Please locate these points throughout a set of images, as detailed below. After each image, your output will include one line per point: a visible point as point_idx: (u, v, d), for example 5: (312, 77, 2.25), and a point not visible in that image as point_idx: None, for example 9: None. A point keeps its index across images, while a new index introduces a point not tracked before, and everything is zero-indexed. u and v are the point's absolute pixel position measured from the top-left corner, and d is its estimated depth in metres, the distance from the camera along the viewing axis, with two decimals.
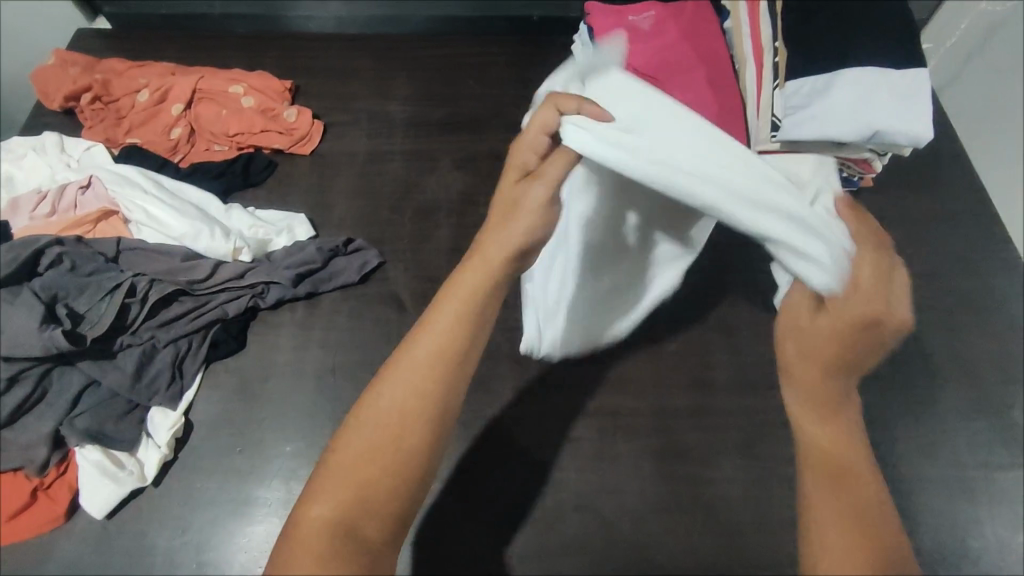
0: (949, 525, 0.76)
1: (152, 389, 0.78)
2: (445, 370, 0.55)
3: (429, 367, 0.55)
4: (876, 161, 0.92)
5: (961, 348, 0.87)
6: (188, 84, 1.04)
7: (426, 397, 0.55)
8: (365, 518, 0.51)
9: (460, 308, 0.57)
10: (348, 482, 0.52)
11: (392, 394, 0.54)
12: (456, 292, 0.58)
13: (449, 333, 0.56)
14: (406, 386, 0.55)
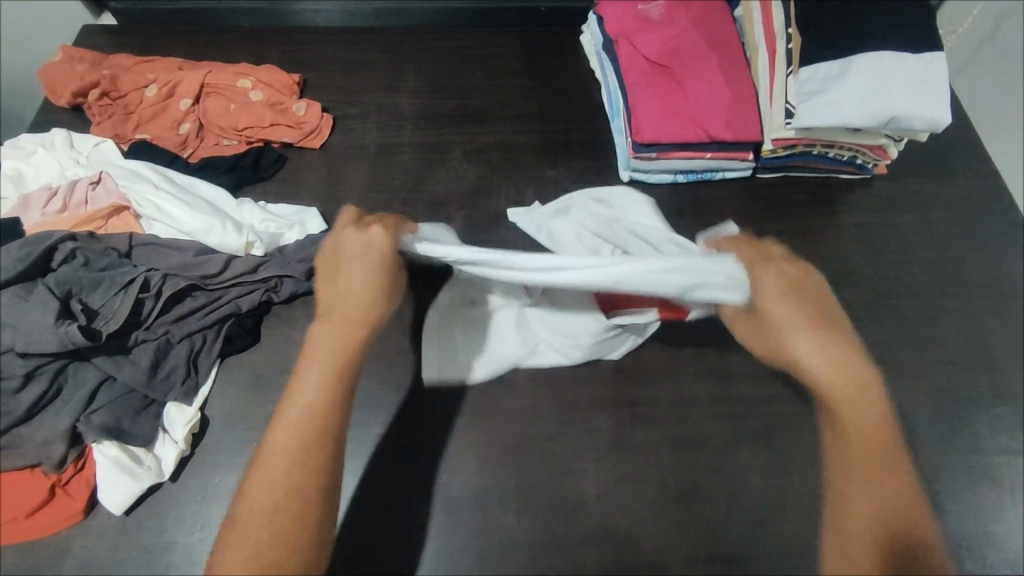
0: (971, 511, 0.76)
1: (168, 384, 0.78)
2: (308, 436, 0.60)
3: (299, 422, 0.61)
4: (891, 147, 0.91)
5: (979, 334, 0.87)
6: (197, 79, 1.04)
7: (300, 448, 0.60)
8: (272, 557, 0.56)
9: (322, 374, 0.63)
10: (258, 527, 0.57)
11: (273, 455, 0.60)
12: (307, 366, 0.63)
13: (312, 393, 0.62)
14: (282, 444, 0.60)
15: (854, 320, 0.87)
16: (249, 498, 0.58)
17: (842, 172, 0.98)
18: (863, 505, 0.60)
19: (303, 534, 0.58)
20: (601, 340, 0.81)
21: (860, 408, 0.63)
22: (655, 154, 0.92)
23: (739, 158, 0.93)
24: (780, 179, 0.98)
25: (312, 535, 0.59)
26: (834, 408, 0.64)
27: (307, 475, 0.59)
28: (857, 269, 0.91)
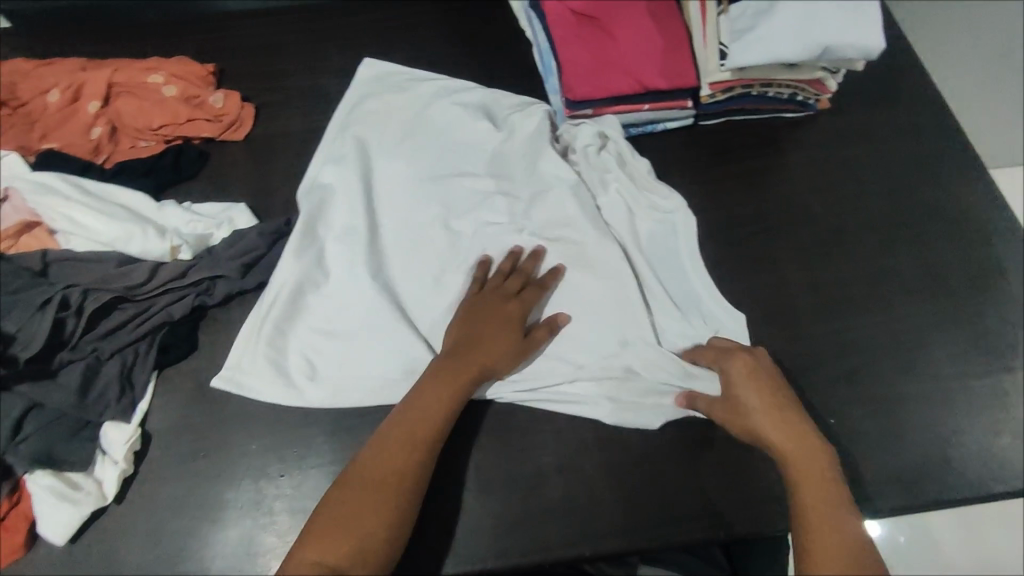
0: (931, 439, 0.76)
1: (102, 404, 0.73)
2: (437, 421, 0.68)
3: (453, 387, 0.69)
4: (829, 79, 0.90)
5: (931, 261, 0.86)
6: (103, 79, 0.97)
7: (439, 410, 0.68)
8: (391, 493, 0.63)
9: (483, 364, 0.71)
10: (386, 459, 0.65)
11: (417, 403, 0.68)
12: (479, 354, 0.71)
13: (465, 376, 0.70)
14: (439, 396, 0.68)
15: (806, 261, 0.86)
16: (388, 446, 0.65)
17: (786, 111, 0.95)
18: None
19: (390, 514, 0.62)
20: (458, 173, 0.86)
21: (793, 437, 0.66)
22: (590, 110, 0.89)
23: (678, 107, 0.90)
24: (723, 125, 0.95)
25: (415, 511, 0.64)
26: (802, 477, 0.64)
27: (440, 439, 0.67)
28: (807, 209, 0.90)
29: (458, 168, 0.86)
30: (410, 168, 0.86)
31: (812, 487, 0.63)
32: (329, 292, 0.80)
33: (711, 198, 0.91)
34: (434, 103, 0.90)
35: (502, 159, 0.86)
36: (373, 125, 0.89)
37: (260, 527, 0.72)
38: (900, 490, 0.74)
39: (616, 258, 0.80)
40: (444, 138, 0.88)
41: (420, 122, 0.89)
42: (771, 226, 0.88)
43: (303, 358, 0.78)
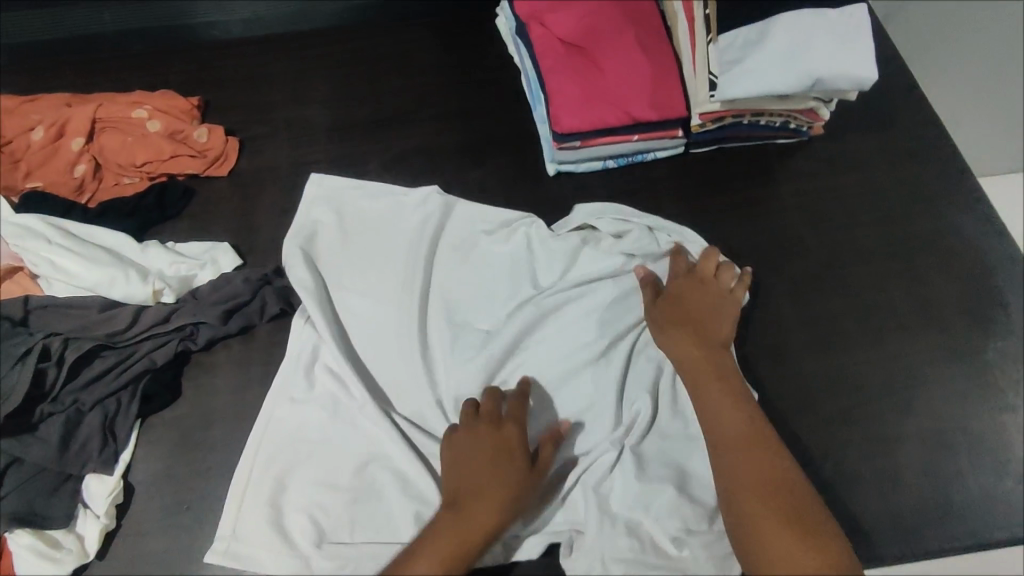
0: (929, 483, 0.74)
1: (84, 456, 0.73)
2: None
3: (448, 557, 0.63)
4: (821, 108, 0.87)
5: (928, 295, 0.84)
6: (86, 115, 0.96)
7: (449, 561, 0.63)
8: None
9: (489, 522, 0.65)
10: None
11: (430, 560, 0.63)
12: (479, 510, 0.65)
13: (463, 545, 0.64)
14: (449, 531, 0.64)
15: (799, 296, 0.84)
16: None
17: (779, 138, 0.93)
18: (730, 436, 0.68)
19: None
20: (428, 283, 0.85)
21: (698, 341, 0.74)
22: (578, 142, 0.87)
23: (668, 137, 0.88)
24: (714, 153, 0.93)
25: None
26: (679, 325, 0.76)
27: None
28: (801, 240, 0.88)
29: (428, 279, 0.85)
30: (380, 286, 0.85)
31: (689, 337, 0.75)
32: (312, 434, 0.77)
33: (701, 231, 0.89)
34: (409, 221, 0.89)
35: (492, 275, 0.85)
36: (333, 251, 0.87)
37: None
38: (898, 537, 0.72)
39: (618, 378, 0.78)
40: (425, 257, 0.86)
41: (390, 245, 0.87)
42: (763, 259, 0.87)
43: (306, 516, 0.73)
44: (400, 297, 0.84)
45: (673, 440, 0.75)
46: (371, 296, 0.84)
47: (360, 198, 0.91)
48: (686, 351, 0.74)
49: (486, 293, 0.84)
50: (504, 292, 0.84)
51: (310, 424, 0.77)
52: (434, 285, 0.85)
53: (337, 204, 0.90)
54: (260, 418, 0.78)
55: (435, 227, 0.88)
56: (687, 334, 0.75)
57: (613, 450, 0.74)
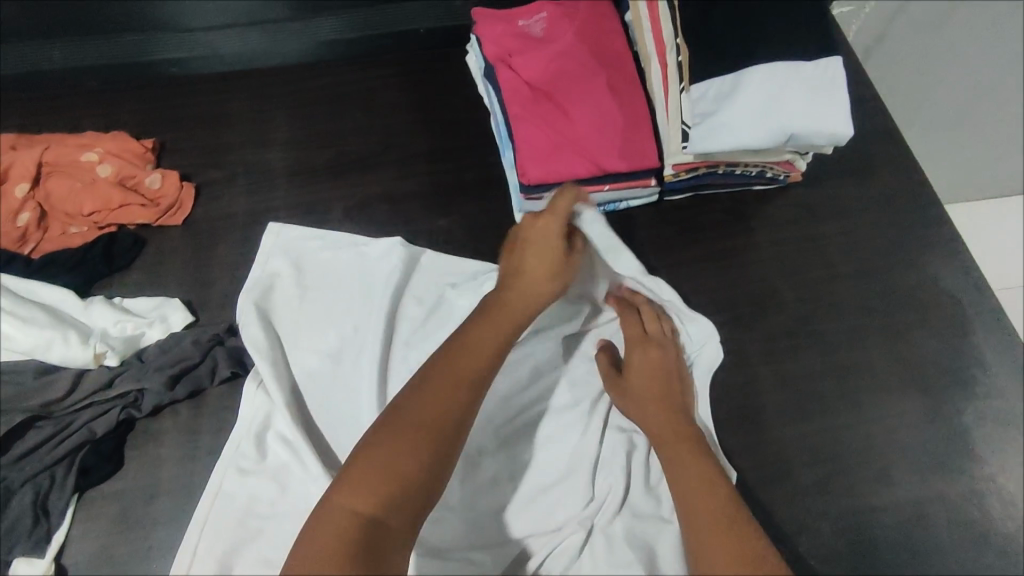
0: (910, 557, 0.71)
1: (13, 538, 0.68)
2: (445, 387, 0.60)
3: (472, 361, 0.62)
4: (798, 159, 0.84)
5: (908, 353, 0.81)
6: (31, 160, 0.91)
7: (468, 382, 0.61)
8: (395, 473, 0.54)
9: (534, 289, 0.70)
10: (401, 440, 0.56)
11: (452, 365, 0.61)
12: (530, 280, 0.71)
13: (489, 344, 0.65)
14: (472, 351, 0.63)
15: (776, 352, 0.81)
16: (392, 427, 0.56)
17: (755, 185, 0.90)
18: (693, 480, 0.64)
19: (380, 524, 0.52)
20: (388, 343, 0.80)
21: (660, 412, 0.72)
22: (547, 192, 0.84)
23: (641, 186, 0.85)
24: (689, 201, 0.91)
25: (406, 521, 0.54)
26: (638, 376, 0.74)
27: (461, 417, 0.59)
28: (778, 294, 0.85)
29: (388, 337, 0.81)
30: (338, 345, 0.81)
31: (649, 396, 0.73)
32: (262, 514, 0.72)
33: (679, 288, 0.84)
34: (374, 278, 0.84)
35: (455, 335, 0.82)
36: (291, 307, 0.82)
37: None
38: None
39: (592, 452, 0.74)
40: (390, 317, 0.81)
41: (352, 304, 0.83)
42: (740, 314, 0.83)
43: None
44: (358, 358, 0.80)
45: (645, 520, 0.71)
46: (328, 358, 0.80)
47: (323, 249, 0.86)
48: (647, 406, 0.72)
49: None
50: None
51: (260, 499, 0.73)
52: (398, 349, 0.81)
53: (294, 255, 0.85)
54: (205, 497, 0.72)
55: (396, 282, 0.83)
56: (650, 401, 0.73)
57: (582, 530, 0.70)
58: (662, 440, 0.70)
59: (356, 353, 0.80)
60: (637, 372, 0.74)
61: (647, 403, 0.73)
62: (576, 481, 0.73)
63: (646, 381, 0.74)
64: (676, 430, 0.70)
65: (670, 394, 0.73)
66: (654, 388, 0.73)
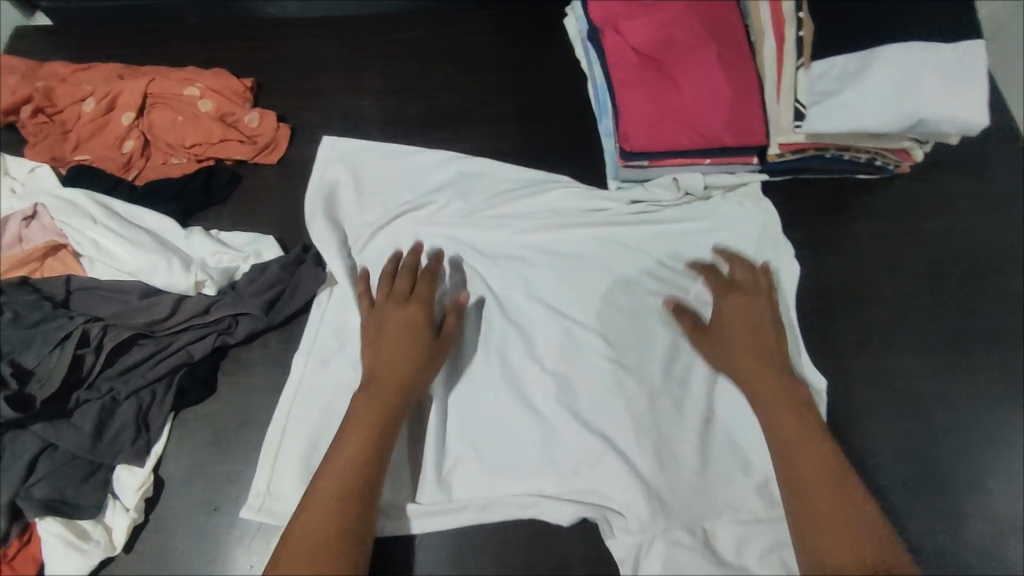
0: (990, 563, 0.70)
1: (116, 446, 0.71)
2: (355, 449, 0.66)
3: (379, 408, 0.68)
4: (916, 149, 0.80)
5: (1006, 359, 0.78)
6: (138, 90, 0.94)
7: (385, 408, 0.68)
8: (328, 524, 0.61)
9: (402, 344, 0.71)
10: (331, 494, 0.63)
11: (369, 401, 0.68)
12: (387, 369, 0.70)
13: (383, 402, 0.68)
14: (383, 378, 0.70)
15: (867, 343, 0.79)
16: (323, 487, 0.64)
17: (859, 173, 0.87)
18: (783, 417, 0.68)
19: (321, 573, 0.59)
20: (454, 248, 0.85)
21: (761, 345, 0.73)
22: (647, 162, 0.83)
23: (742, 163, 0.84)
24: (788, 184, 0.88)
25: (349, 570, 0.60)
26: (732, 317, 0.75)
27: (374, 463, 0.66)
28: (873, 285, 0.82)
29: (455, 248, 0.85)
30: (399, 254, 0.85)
31: (743, 332, 0.74)
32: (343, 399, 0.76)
33: (756, 228, 0.84)
34: (429, 191, 0.90)
35: (522, 240, 0.85)
36: (355, 213, 0.88)
37: None
38: None
39: (651, 362, 0.79)
40: (453, 232, 0.86)
41: (403, 211, 0.88)
42: (832, 302, 0.82)
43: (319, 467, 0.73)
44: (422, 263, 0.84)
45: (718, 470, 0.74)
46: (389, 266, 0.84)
47: (378, 160, 0.92)
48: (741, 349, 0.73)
49: (511, 254, 0.85)
50: (533, 257, 0.85)
51: (344, 380, 0.77)
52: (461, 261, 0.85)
53: (357, 166, 0.91)
54: (291, 381, 0.78)
55: (468, 195, 0.89)
56: (740, 350, 0.73)
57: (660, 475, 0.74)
58: (755, 385, 0.71)
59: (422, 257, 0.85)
60: (729, 315, 0.75)
61: (740, 349, 0.73)
62: (644, 422, 0.75)
63: (739, 322, 0.75)
64: (762, 366, 0.72)
65: (764, 331, 0.74)
66: (749, 331, 0.74)
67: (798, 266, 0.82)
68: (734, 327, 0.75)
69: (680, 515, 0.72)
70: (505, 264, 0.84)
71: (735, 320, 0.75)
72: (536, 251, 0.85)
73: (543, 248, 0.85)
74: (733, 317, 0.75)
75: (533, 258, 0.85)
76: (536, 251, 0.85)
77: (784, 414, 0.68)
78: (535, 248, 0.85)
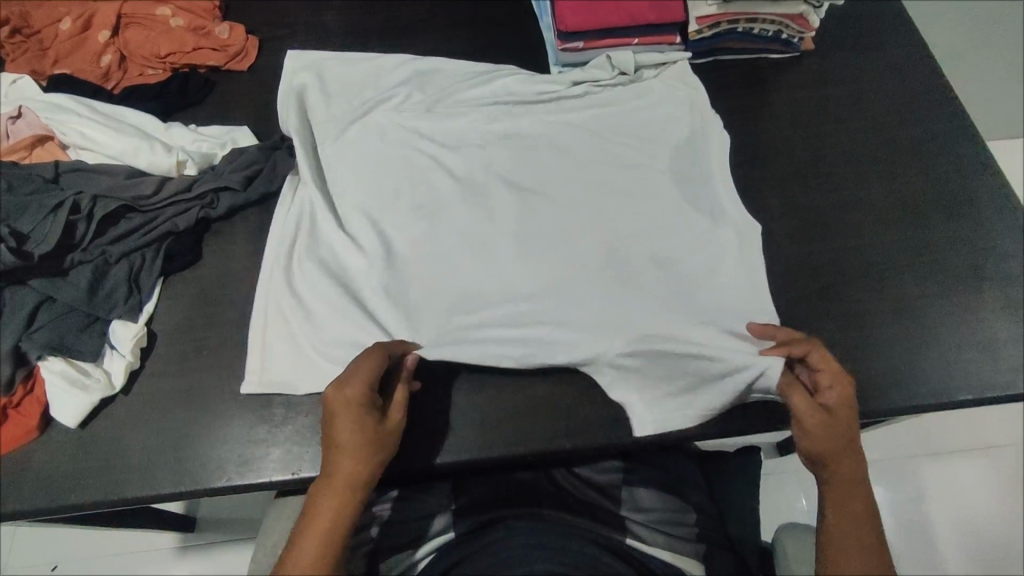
0: (900, 350, 0.80)
1: (111, 302, 0.77)
2: (328, 540, 0.64)
3: (343, 498, 0.65)
4: (812, 15, 0.94)
5: (903, 191, 0.89)
6: (112, 9, 1.00)
7: (343, 512, 0.65)
8: None
9: (362, 463, 0.65)
10: None
11: (329, 493, 0.65)
12: (343, 462, 0.65)
13: (343, 490, 0.65)
14: (333, 515, 0.65)
15: (783, 188, 0.90)
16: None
17: (772, 51, 0.99)
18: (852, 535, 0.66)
19: None
20: (413, 132, 0.92)
21: (851, 453, 0.69)
22: (581, 43, 0.93)
23: (666, 43, 0.95)
24: (710, 64, 0.99)
25: None
26: (839, 431, 0.69)
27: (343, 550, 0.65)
28: (789, 143, 0.93)
29: (415, 132, 0.92)
30: (363, 140, 0.90)
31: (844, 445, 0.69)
32: (319, 268, 0.82)
33: (686, 101, 0.93)
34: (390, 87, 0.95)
35: (479, 122, 0.92)
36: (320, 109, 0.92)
37: (258, 419, 0.76)
38: (866, 398, 0.77)
39: (597, 215, 0.87)
40: (412, 120, 0.92)
41: (370, 108, 0.92)
42: (754, 157, 0.92)
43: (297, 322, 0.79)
44: (385, 143, 0.90)
45: (661, 297, 0.81)
46: (353, 151, 0.89)
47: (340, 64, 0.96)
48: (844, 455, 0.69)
49: (464, 134, 0.92)
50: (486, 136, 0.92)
51: (318, 249, 0.84)
52: (423, 148, 0.91)
53: (319, 71, 0.95)
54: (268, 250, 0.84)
55: (422, 87, 0.95)
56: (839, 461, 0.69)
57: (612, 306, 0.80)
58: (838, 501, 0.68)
59: (384, 141, 0.90)
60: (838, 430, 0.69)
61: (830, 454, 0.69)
62: (595, 265, 0.83)
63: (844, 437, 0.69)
64: (853, 485, 0.68)
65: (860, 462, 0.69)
66: (846, 454, 0.69)
67: (722, 130, 0.92)
68: (848, 450, 0.69)
69: (620, 334, 0.79)
70: (460, 143, 0.91)
71: (841, 427, 0.69)
72: (488, 131, 0.92)
73: (494, 126, 0.92)
74: (845, 432, 0.69)
75: (488, 137, 0.92)
76: (488, 129, 0.92)
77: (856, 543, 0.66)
78: (487, 128, 0.92)
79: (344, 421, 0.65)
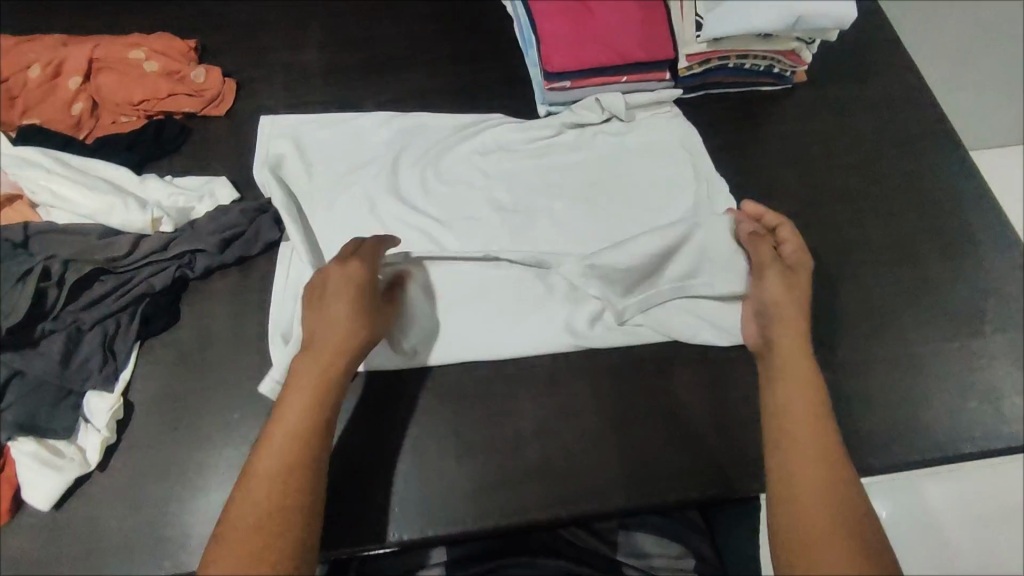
0: (902, 400, 0.77)
1: (84, 373, 0.74)
2: (303, 423, 0.63)
3: (322, 376, 0.67)
4: (804, 50, 0.92)
5: (900, 230, 0.87)
6: (83, 55, 0.97)
7: (324, 385, 0.66)
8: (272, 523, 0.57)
9: (345, 332, 0.69)
10: (272, 479, 0.59)
11: (309, 366, 0.67)
12: (325, 332, 0.69)
13: (323, 366, 0.67)
14: (324, 367, 0.67)
15: None
16: (253, 483, 0.59)
17: (763, 84, 0.97)
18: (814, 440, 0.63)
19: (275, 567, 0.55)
20: (403, 185, 0.87)
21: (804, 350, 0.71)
22: (568, 82, 0.90)
23: (655, 79, 0.92)
24: (700, 99, 0.96)
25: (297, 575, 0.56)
26: (795, 328, 0.73)
27: (321, 438, 0.63)
28: (783, 180, 0.91)
29: (406, 186, 0.88)
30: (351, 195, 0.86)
31: (798, 344, 0.72)
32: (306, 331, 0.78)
33: (681, 148, 0.90)
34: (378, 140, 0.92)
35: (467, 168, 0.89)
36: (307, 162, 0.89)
37: None
38: (871, 453, 0.74)
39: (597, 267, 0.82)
40: (405, 173, 0.88)
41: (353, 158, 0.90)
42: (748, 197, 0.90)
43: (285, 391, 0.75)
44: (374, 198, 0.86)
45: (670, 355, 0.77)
46: (343, 208, 0.85)
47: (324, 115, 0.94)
48: (794, 356, 0.71)
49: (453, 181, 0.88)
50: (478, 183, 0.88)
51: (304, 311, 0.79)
52: (413, 202, 0.86)
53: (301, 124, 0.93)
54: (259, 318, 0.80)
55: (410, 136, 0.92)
56: (801, 368, 0.70)
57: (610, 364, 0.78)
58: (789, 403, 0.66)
59: (374, 196, 0.86)
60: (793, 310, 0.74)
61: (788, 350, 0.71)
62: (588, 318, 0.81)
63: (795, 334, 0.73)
64: (809, 383, 0.68)
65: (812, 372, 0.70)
66: (793, 357, 0.71)
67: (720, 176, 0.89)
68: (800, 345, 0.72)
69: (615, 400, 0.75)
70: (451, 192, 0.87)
71: (795, 323, 0.73)
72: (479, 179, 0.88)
73: (484, 172, 0.89)
74: (799, 325, 0.73)
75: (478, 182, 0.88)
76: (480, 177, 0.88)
77: (820, 443, 0.63)
78: (478, 175, 0.88)
79: (333, 298, 0.70)
